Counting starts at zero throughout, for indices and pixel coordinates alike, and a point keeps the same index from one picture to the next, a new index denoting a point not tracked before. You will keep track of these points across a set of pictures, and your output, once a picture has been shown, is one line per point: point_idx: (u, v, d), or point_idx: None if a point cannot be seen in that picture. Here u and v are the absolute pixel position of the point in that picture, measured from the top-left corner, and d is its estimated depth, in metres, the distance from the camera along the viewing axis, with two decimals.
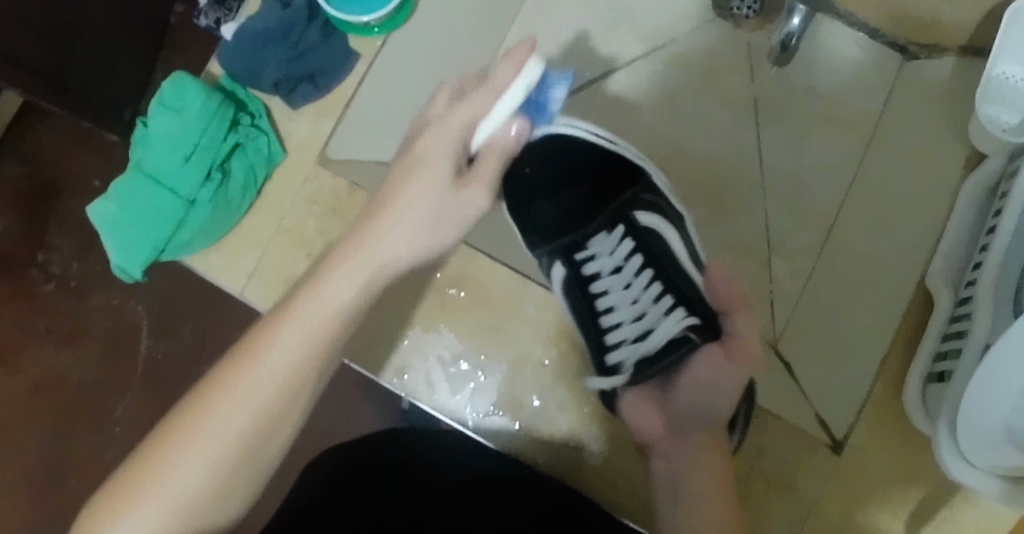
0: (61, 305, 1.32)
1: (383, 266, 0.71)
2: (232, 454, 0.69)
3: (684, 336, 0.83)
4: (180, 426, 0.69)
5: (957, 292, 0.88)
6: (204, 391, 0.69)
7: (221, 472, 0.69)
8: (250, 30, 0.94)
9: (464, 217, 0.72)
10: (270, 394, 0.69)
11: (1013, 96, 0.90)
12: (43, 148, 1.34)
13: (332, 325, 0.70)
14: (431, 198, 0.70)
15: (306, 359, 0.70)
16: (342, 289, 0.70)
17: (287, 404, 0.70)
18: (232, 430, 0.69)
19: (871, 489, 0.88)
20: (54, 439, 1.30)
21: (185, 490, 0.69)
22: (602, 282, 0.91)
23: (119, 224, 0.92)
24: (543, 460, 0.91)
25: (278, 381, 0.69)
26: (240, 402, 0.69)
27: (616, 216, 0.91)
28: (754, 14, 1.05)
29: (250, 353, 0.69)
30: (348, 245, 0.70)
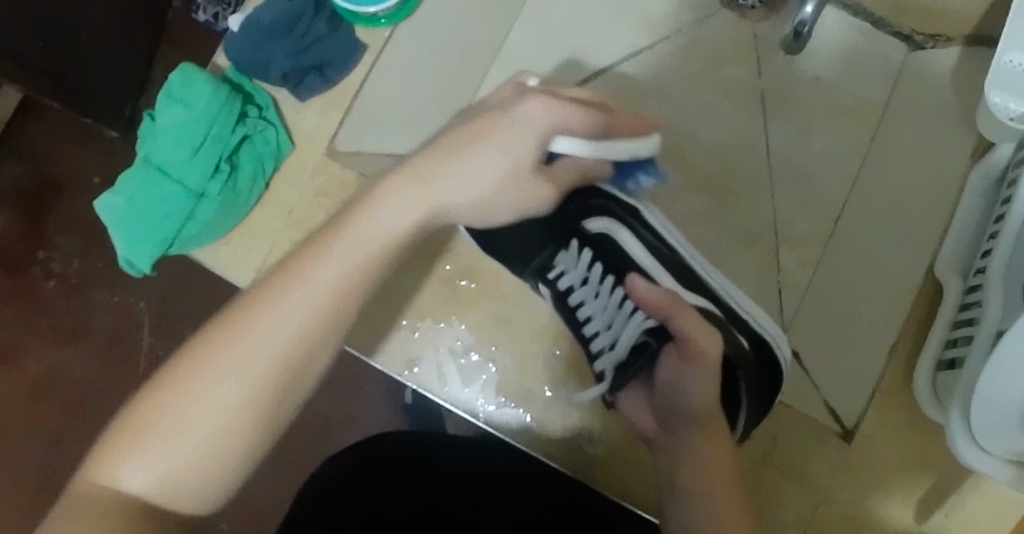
0: (62, 302, 1.31)
1: (434, 208, 0.72)
2: (255, 395, 0.67)
3: (644, 342, 0.85)
4: (197, 365, 0.67)
5: (966, 280, 0.88)
6: (217, 334, 0.68)
7: (258, 401, 0.68)
8: (257, 22, 0.93)
9: (529, 193, 0.74)
10: (298, 329, 0.68)
11: (1021, 84, 0.89)
12: (42, 144, 1.33)
13: (370, 263, 0.70)
14: (499, 161, 0.71)
15: (343, 295, 0.70)
16: (384, 221, 0.71)
17: (315, 343, 0.69)
18: (258, 373, 0.68)
19: (881, 476, 0.88)
20: (55, 438, 1.30)
21: (220, 414, 0.67)
22: (576, 294, 0.89)
23: (126, 219, 0.91)
24: (554, 451, 0.91)
25: (305, 317, 0.68)
26: (269, 331, 0.68)
27: (568, 232, 0.88)
28: (759, 5, 1.05)
29: (265, 293, 0.68)
30: (407, 177, 0.71)
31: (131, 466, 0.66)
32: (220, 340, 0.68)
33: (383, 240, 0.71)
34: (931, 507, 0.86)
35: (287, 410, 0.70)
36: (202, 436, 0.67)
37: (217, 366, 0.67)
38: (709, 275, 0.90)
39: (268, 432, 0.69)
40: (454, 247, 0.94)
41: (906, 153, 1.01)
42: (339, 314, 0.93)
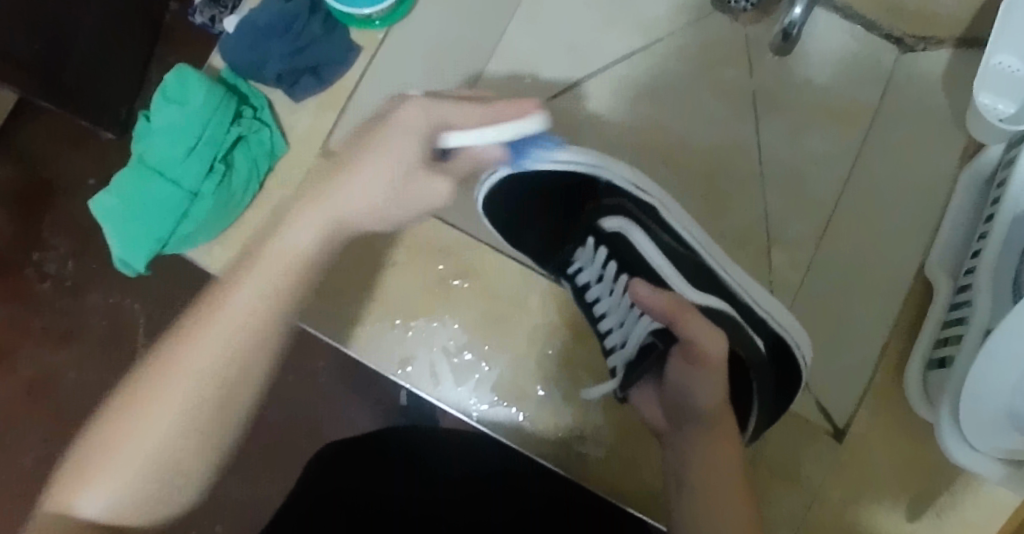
0: (56, 304, 1.32)
1: (338, 223, 0.78)
2: (202, 416, 0.75)
3: (651, 342, 0.89)
4: (127, 404, 0.75)
5: (956, 280, 0.89)
6: (157, 364, 0.75)
7: (193, 429, 0.75)
8: (254, 23, 0.95)
9: (421, 196, 0.78)
10: (217, 355, 0.75)
11: (1008, 85, 0.91)
12: (37, 145, 1.33)
13: (263, 296, 0.76)
14: (384, 178, 0.76)
15: (244, 328, 0.76)
16: (296, 239, 0.77)
17: (225, 376, 0.75)
18: (187, 400, 0.75)
19: (872, 475, 0.88)
20: (48, 439, 1.30)
21: (157, 439, 0.75)
22: (592, 290, 0.93)
23: (121, 219, 0.91)
24: (546, 451, 0.91)
25: (214, 353, 0.75)
26: (200, 351, 0.75)
27: (586, 230, 0.96)
28: (751, 8, 1.03)
29: (193, 330, 0.76)
30: (305, 206, 0.77)
31: (84, 492, 0.74)
32: (157, 371, 0.75)
33: (295, 261, 0.77)
34: (923, 506, 0.87)
35: (227, 431, 0.77)
36: (144, 460, 0.75)
37: (155, 403, 0.75)
38: (727, 274, 0.94)
39: (211, 453, 0.77)
40: (449, 247, 0.94)
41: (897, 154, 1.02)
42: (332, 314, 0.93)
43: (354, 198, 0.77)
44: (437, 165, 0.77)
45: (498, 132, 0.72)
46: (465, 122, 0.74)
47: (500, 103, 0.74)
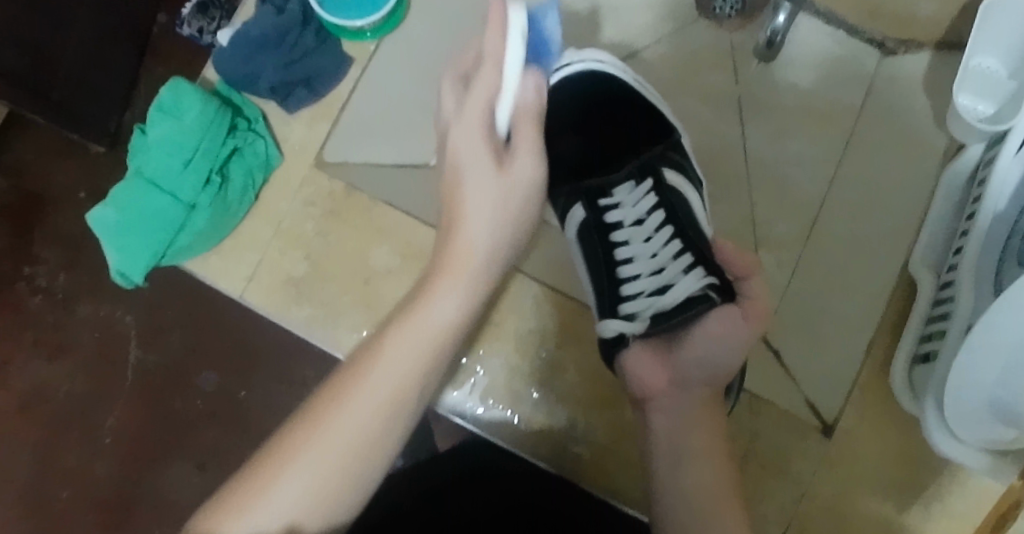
0: (49, 317, 1.32)
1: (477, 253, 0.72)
2: (374, 442, 0.69)
3: (703, 293, 0.84)
4: (298, 433, 0.69)
5: (939, 277, 0.92)
6: (328, 397, 0.69)
7: (371, 435, 0.69)
8: (247, 35, 0.95)
9: (518, 182, 0.72)
10: (412, 373, 0.71)
11: (986, 86, 0.95)
12: (27, 158, 1.34)
13: (443, 335, 0.72)
14: (488, 182, 0.71)
15: (420, 358, 0.71)
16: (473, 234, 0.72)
17: (400, 409, 0.70)
18: (354, 429, 0.69)
19: (858, 469, 0.91)
20: (43, 452, 1.31)
21: (339, 446, 0.68)
22: (622, 231, 0.92)
23: (119, 231, 0.94)
24: (543, 451, 0.93)
25: (392, 388, 0.70)
26: (386, 371, 0.70)
27: (646, 169, 0.93)
28: (736, 14, 1.04)
29: (371, 361, 0.70)
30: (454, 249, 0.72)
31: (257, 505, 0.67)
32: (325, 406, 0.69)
33: (451, 319, 0.72)
34: (913, 498, 0.90)
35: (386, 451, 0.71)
36: (308, 486, 0.68)
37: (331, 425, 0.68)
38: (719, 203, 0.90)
39: (359, 480, 0.69)
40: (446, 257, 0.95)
41: (880, 154, 1.04)
42: (324, 320, 0.92)
43: (472, 208, 0.72)
44: (504, 161, 0.72)
45: (510, 60, 0.69)
46: (486, 71, 0.69)
47: (485, 44, 0.69)
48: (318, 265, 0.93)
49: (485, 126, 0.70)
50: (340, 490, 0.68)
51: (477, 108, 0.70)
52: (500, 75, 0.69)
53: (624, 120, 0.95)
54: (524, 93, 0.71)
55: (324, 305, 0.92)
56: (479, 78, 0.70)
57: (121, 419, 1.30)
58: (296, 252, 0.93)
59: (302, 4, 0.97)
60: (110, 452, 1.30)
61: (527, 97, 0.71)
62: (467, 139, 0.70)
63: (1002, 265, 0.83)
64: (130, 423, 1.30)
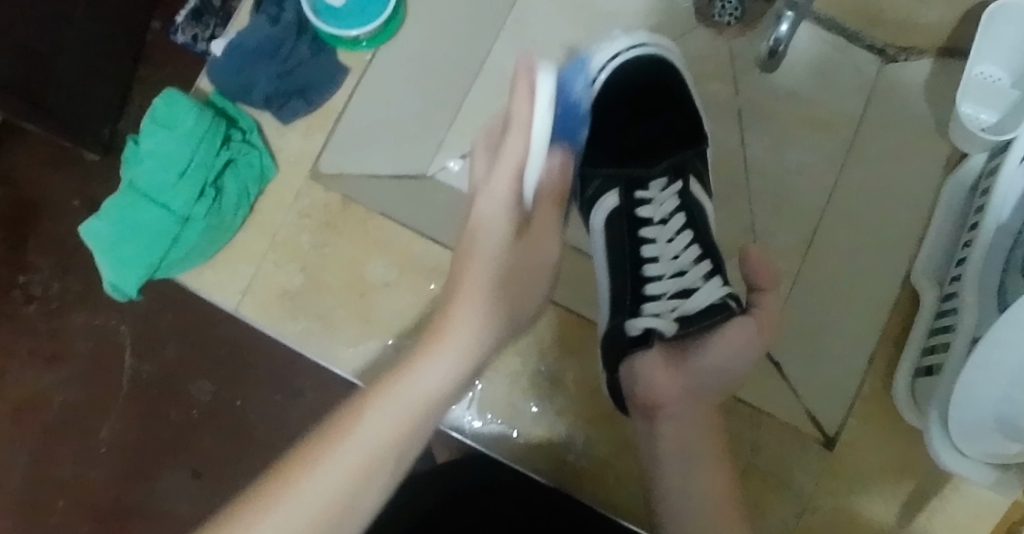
0: (43, 327, 1.31)
1: (487, 317, 0.67)
2: (349, 506, 0.65)
3: (725, 303, 0.88)
4: (280, 486, 0.65)
5: (942, 288, 0.91)
6: (312, 450, 0.66)
7: (353, 493, 0.65)
8: (241, 46, 0.95)
9: (536, 260, 0.72)
10: (398, 431, 0.66)
11: (988, 95, 0.95)
12: (20, 167, 1.32)
13: (411, 424, 0.66)
14: (493, 246, 0.69)
15: (411, 415, 0.66)
16: (472, 317, 0.67)
17: (371, 491, 0.66)
18: (333, 485, 0.65)
19: (861, 482, 0.90)
20: (38, 462, 1.29)
21: (317, 505, 0.65)
22: (650, 228, 0.94)
23: (112, 242, 0.92)
24: (542, 465, 0.91)
25: (377, 444, 0.66)
26: (368, 434, 0.66)
27: (679, 171, 0.96)
28: (735, 22, 1.05)
29: (340, 434, 0.66)
30: (458, 300, 0.67)
31: None
32: (303, 460, 0.66)
33: (432, 395, 0.67)
34: (915, 511, 0.89)
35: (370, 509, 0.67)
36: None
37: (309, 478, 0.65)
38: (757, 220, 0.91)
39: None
40: None
41: (883, 162, 1.03)
42: (320, 333, 0.91)
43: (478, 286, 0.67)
44: (524, 230, 0.71)
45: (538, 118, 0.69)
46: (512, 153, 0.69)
47: (511, 108, 0.69)
48: (314, 278, 0.91)
49: (511, 203, 0.69)
50: None
51: (505, 180, 0.69)
52: (529, 138, 0.69)
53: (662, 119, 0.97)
54: (550, 174, 0.75)
55: (320, 318, 0.91)
56: (511, 133, 0.69)
57: (115, 429, 1.29)
58: (292, 265, 0.91)
59: (298, 12, 0.97)
60: (106, 462, 1.29)
61: (552, 175, 0.76)
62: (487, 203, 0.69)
63: (1006, 278, 0.83)
64: (124, 433, 1.29)
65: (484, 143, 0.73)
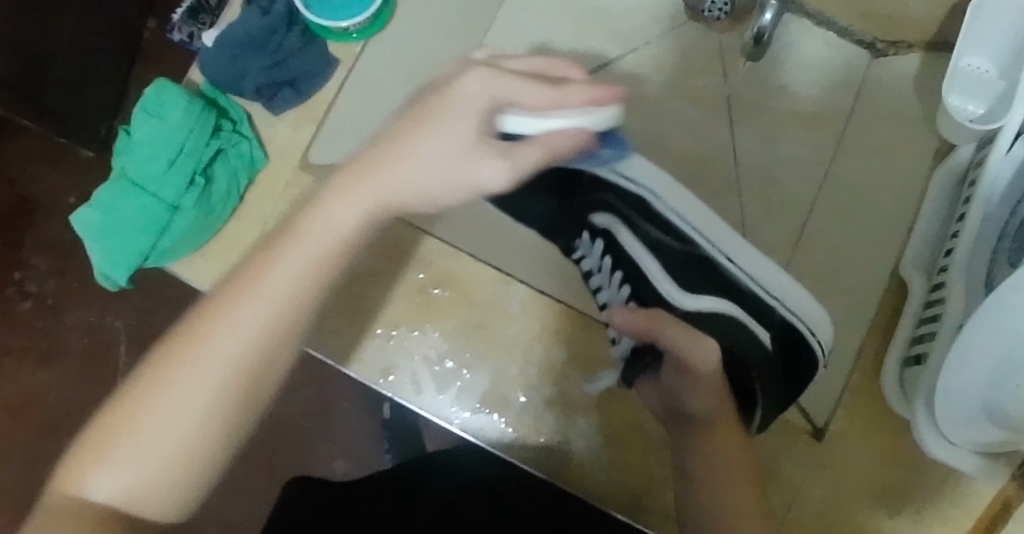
0: (38, 322, 1.37)
1: (386, 202, 0.66)
2: (212, 413, 0.65)
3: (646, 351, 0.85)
4: (146, 382, 0.65)
5: (931, 278, 0.90)
6: (156, 369, 0.65)
7: (237, 387, 0.65)
8: (232, 36, 0.95)
9: (476, 176, 0.65)
10: (265, 337, 0.65)
11: (977, 87, 0.94)
12: (21, 165, 1.38)
13: (276, 317, 0.65)
14: (438, 155, 0.65)
15: (295, 306, 0.66)
16: (343, 215, 0.66)
17: (251, 391, 0.66)
18: (216, 378, 0.65)
19: (851, 473, 0.90)
20: (39, 451, 1.35)
21: (189, 414, 0.65)
22: (593, 279, 0.90)
23: (104, 232, 0.92)
24: (528, 456, 0.89)
25: (265, 324, 0.65)
26: (231, 338, 0.65)
27: (580, 225, 0.89)
28: (724, 16, 1.04)
29: (193, 336, 0.65)
30: (342, 183, 0.66)
31: (94, 477, 0.65)
32: (173, 360, 0.65)
33: (299, 290, 0.66)
34: (902, 502, 0.88)
35: (266, 394, 0.67)
36: (167, 441, 0.65)
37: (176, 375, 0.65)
38: (737, 266, 0.88)
39: (235, 442, 0.67)
40: (424, 253, 0.93)
41: (873, 154, 1.03)
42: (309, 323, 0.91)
43: (410, 165, 0.65)
44: (484, 148, 0.65)
45: (565, 114, 0.65)
46: (530, 104, 0.65)
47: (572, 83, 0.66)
48: None
49: (484, 123, 0.65)
50: (182, 471, 0.65)
51: (458, 127, 0.64)
52: (561, 119, 0.65)
53: (546, 202, 0.88)
54: (548, 140, 0.65)
55: None
56: (541, 82, 0.65)
57: None
58: None
59: (289, 4, 0.98)
60: None
61: (558, 138, 0.65)
62: (446, 131, 0.64)
63: (993, 266, 0.83)
64: None
65: (542, 66, 0.67)
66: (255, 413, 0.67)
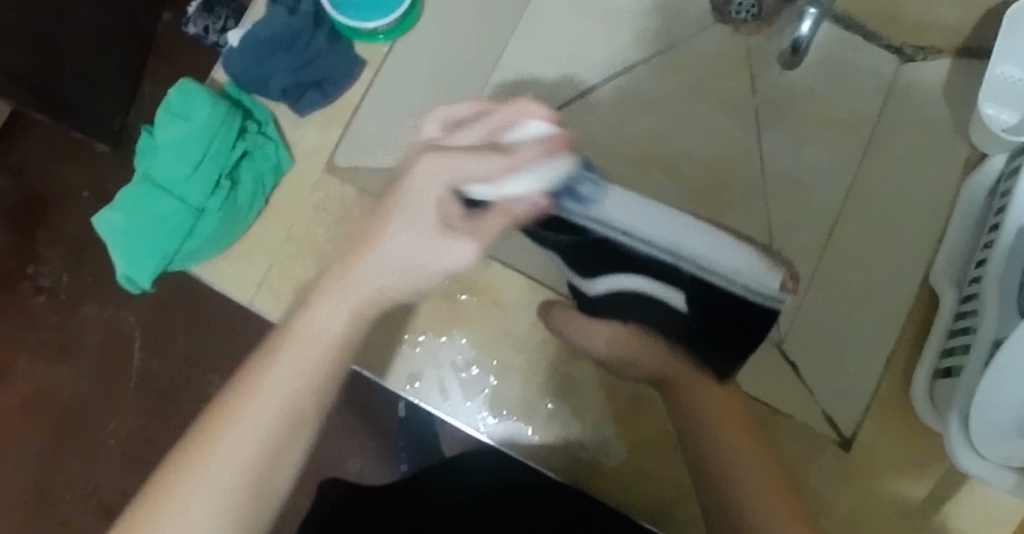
0: (52, 319, 1.37)
1: (374, 296, 0.75)
2: (204, 528, 0.70)
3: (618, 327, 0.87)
4: (147, 511, 0.70)
5: (962, 290, 0.89)
6: (163, 491, 0.70)
7: (246, 500, 0.71)
8: (258, 37, 0.94)
9: (454, 258, 0.75)
10: (276, 434, 0.72)
11: (1008, 96, 0.93)
12: (39, 161, 1.39)
13: (280, 422, 0.72)
14: (423, 233, 0.74)
15: (303, 402, 0.73)
16: (326, 322, 0.74)
17: (264, 494, 0.72)
18: (234, 484, 0.71)
19: (880, 483, 0.87)
20: (50, 451, 1.35)
21: (194, 531, 0.70)
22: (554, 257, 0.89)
23: (127, 235, 0.90)
24: (555, 463, 0.88)
25: (275, 431, 0.72)
26: (240, 442, 0.71)
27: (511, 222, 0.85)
28: (753, 18, 1.04)
29: (202, 442, 0.71)
30: (326, 289, 0.75)
31: None
32: (178, 472, 0.71)
33: (292, 405, 0.73)
34: (933, 512, 0.86)
35: (282, 486, 0.73)
36: None
37: (195, 477, 0.70)
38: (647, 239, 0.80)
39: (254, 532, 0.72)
40: None
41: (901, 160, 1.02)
42: None
43: (389, 261, 0.74)
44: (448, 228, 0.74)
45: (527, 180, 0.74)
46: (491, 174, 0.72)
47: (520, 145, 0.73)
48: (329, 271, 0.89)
49: (447, 197, 0.73)
50: None
51: (432, 193, 0.73)
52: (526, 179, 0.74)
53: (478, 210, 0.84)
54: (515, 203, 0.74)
55: None
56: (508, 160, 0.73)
57: (123, 423, 1.34)
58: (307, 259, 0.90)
59: (315, 4, 0.96)
60: (113, 454, 1.34)
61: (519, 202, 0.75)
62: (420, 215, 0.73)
63: None
64: (130, 427, 1.34)
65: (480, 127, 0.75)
66: (266, 517, 0.73)
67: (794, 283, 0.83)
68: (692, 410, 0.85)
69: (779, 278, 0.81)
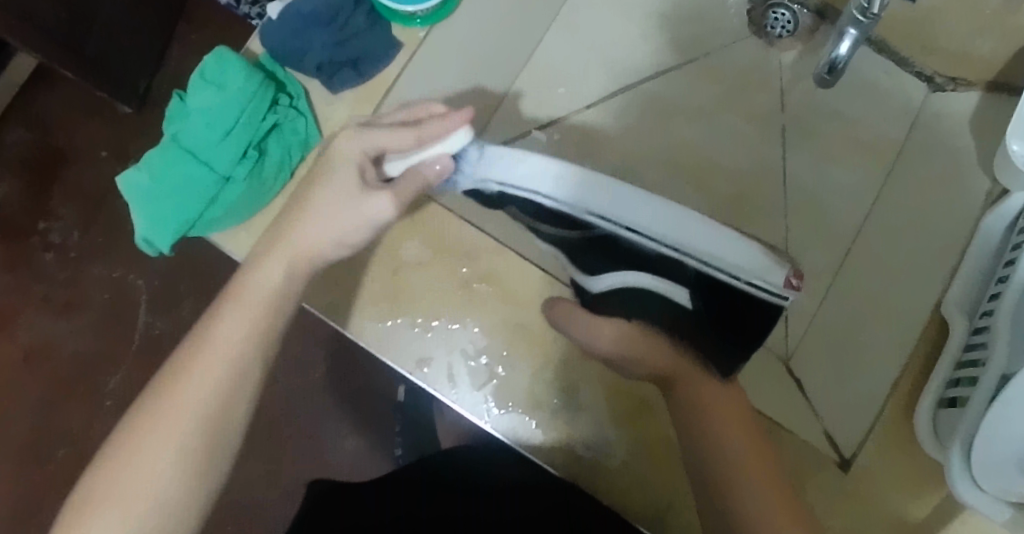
0: (61, 275, 1.37)
1: (304, 257, 0.85)
2: (189, 470, 0.81)
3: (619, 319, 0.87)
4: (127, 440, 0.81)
5: (973, 321, 0.89)
6: (136, 428, 0.82)
7: (192, 442, 0.81)
8: (298, 11, 0.95)
9: None
10: (201, 389, 0.82)
11: None
12: (62, 116, 1.39)
13: (207, 377, 0.82)
14: (388, 206, 0.83)
15: (239, 359, 0.83)
16: (269, 278, 0.84)
17: (215, 440, 0.82)
18: (177, 428, 0.81)
19: (877, 507, 0.87)
20: (46, 405, 1.35)
21: (161, 462, 0.81)
22: (548, 251, 0.89)
23: (150, 198, 0.90)
24: (555, 459, 0.89)
25: (210, 382, 0.82)
26: (193, 388, 0.82)
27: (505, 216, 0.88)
28: (788, 34, 1.10)
29: (173, 389, 0.82)
30: (270, 250, 0.85)
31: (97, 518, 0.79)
32: (156, 412, 0.82)
33: (230, 352, 0.83)
34: None
35: (232, 434, 0.84)
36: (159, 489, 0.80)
37: (160, 422, 0.81)
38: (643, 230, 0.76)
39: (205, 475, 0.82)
40: (475, 251, 0.92)
41: (923, 187, 1.02)
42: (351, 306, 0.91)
43: (318, 223, 0.84)
44: None
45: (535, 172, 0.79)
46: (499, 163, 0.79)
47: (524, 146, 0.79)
48: None
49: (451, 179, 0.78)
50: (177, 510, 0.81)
51: None
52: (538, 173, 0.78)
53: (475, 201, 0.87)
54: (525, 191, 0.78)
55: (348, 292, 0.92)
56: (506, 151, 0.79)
57: (122, 383, 1.35)
58: None
59: None
60: (110, 414, 1.34)
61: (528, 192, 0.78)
62: None
63: None
64: (129, 388, 1.35)
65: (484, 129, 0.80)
66: (222, 458, 0.83)
67: (801, 280, 0.76)
68: (694, 411, 0.85)
69: (784, 273, 0.75)
